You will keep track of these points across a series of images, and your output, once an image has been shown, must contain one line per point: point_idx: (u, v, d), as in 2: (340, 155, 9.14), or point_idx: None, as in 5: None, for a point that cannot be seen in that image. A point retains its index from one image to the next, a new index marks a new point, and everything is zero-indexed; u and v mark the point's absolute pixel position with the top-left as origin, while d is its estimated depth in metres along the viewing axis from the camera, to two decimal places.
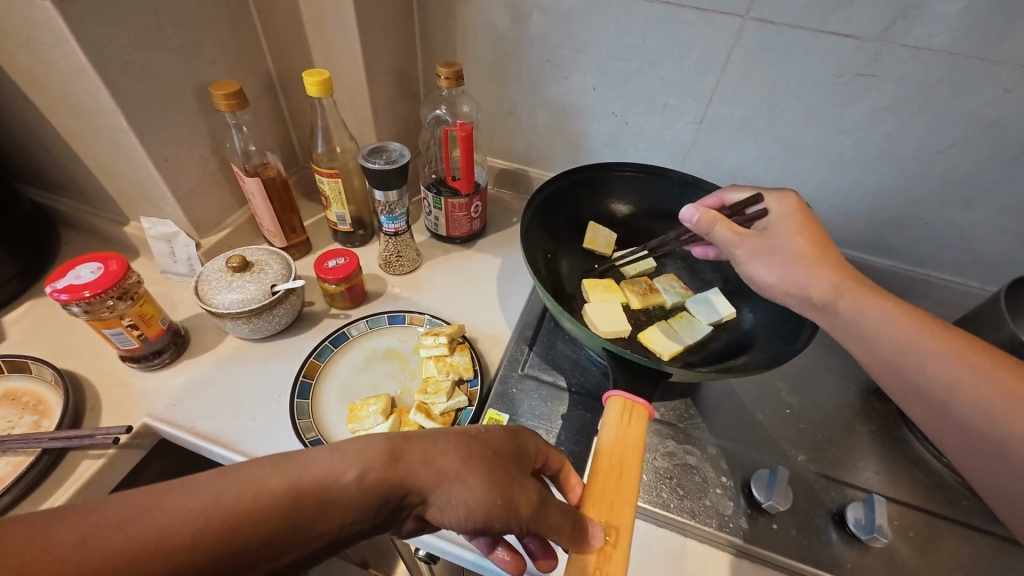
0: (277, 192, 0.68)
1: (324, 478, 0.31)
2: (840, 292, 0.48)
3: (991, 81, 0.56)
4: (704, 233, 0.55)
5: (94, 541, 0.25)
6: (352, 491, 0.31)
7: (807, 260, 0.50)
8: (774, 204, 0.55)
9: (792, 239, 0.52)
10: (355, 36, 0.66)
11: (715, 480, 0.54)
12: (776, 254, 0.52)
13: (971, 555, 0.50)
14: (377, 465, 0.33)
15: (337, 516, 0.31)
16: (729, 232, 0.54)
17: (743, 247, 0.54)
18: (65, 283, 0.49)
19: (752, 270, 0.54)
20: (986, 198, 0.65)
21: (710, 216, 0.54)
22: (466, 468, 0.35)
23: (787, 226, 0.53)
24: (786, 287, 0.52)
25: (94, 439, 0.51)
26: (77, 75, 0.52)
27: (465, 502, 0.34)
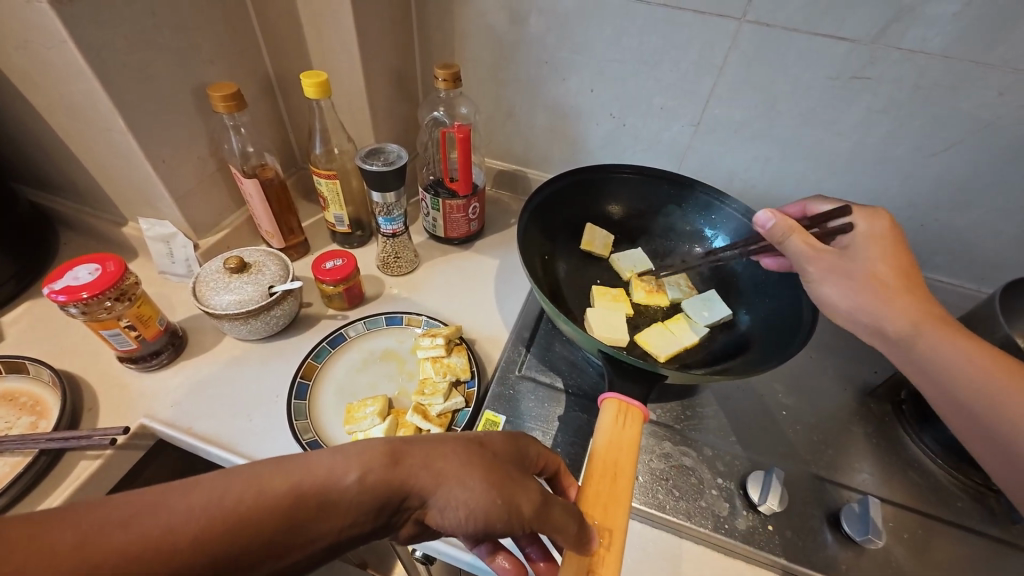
0: (275, 193, 0.68)
1: (324, 479, 0.31)
2: (921, 329, 0.46)
3: (985, 84, 0.56)
4: (777, 241, 0.52)
5: (99, 539, 0.25)
6: (353, 492, 0.32)
7: (889, 290, 0.48)
8: (862, 224, 0.53)
9: (875, 263, 0.49)
10: (352, 37, 0.66)
11: (710, 482, 0.54)
12: (855, 276, 0.49)
13: (965, 556, 0.50)
14: (377, 467, 0.33)
15: (337, 518, 0.31)
16: (807, 245, 0.51)
17: (820, 263, 0.50)
18: (63, 284, 0.49)
19: (823, 291, 0.51)
20: (981, 200, 0.65)
21: (789, 225, 0.51)
22: (467, 469, 0.35)
23: (871, 249, 0.51)
24: (858, 312, 0.49)
25: (91, 440, 0.51)
26: (74, 77, 0.52)
27: (464, 502, 0.34)
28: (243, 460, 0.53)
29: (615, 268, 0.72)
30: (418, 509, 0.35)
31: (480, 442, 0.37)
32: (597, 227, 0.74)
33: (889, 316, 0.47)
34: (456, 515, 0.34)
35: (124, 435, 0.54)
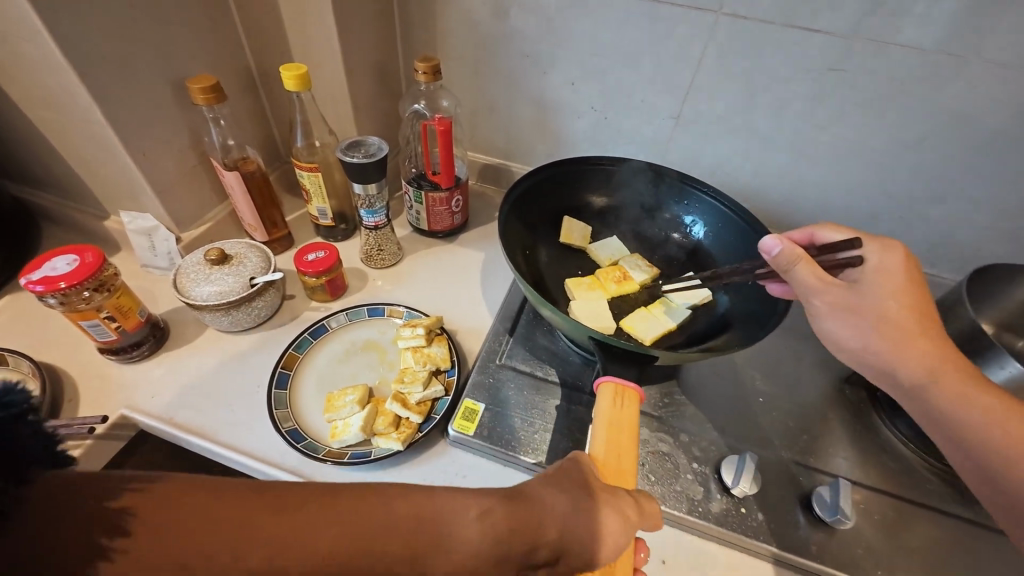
0: (257, 186, 0.69)
1: (446, 514, 0.32)
2: (938, 376, 0.46)
3: (954, 76, 0.57)
4: (783, 269, 0.50)
5: (254, 525, 0.27)
6: (475, 529, 0.32)
7: (897, 332, 0.47)
8: (872, 258, 0.50)
9: (888, 301, 0.48)
10: (334, 30, 0.66)
11: (686, 466, 0.55)
12: (864, 314, 0.48)
13: (934, 537, 0.52)
14: (496, 509, 0.34)
15: (464, 558, 0.31)
16: (811, 275, 0.49)
17: (824, 296, 0.49)
18: (40, 275, 0.49)
19: (825, 325, 0.50)
20: (953, 190, 0.66)
21: (794, 253, 0.49)
22: (576, 500, 0.36)
23: (886, 284, 0.48)
24: (868, 351, 0.48)
25: (71, 429, 0.51)
26: (52, 69, 0.52)
27: (584, 531, 0.35)
28: (224, 450, 0.54)
29: (595, 258, 0.72)
30: (547, 563, 0.34)
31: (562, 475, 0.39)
32: (577, 219, 0.74)
33: (902, 359, 0.47)
34: (584, 546, 0.35)
35: (103, 424, 0.54)
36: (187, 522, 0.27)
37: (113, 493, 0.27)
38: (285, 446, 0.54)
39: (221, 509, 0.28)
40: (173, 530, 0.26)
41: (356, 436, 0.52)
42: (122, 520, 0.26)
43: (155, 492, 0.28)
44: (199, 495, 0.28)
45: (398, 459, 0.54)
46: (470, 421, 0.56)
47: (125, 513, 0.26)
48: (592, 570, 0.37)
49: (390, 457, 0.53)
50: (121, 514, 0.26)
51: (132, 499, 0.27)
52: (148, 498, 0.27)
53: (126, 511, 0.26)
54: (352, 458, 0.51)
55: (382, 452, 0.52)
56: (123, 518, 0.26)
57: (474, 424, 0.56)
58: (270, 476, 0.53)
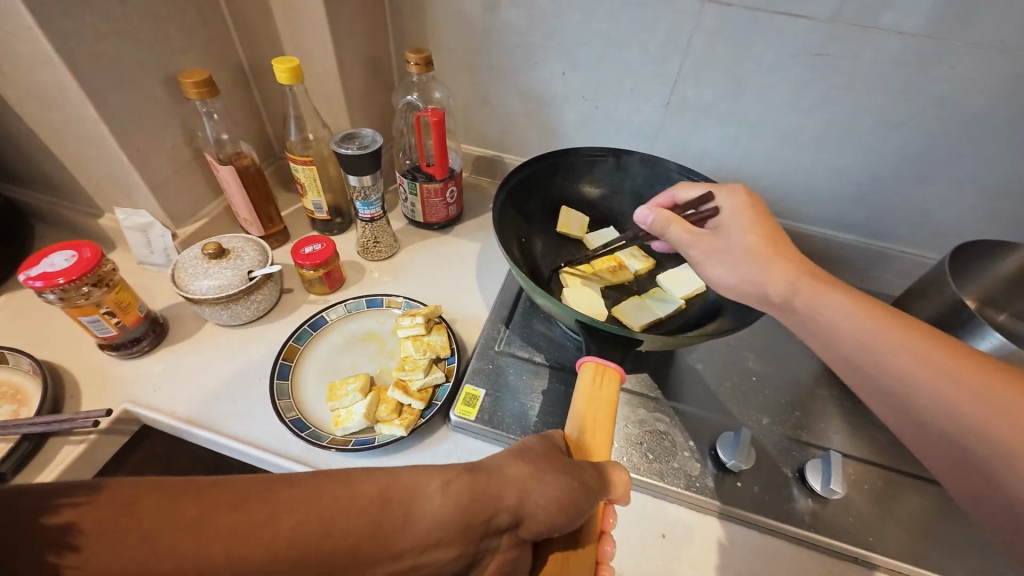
0: (252, 181, 0.69)
1: (409, 489, 0.36)
2: (796, 287, 0.47)
3: (935, 58, 0.59)
4: (659, 233, 0.54)
5: (211, 518, 0.29)
6: (438, 500, 0.36)
7: (760, 259, 0.49)
8: (724, 202, 0.54)
9: (745, 237, 0.50)
10: (325, 23, 0.66)
11: (683, 444, 0.56)
12: (730, 251, 0.50)
13: (921, 504, 0.54)
14: (457, 480, 0.37)
15: (424, 527, 0.34)
16: (684, 233, 0.53)
17: (697, 246, 0.52)
18: (38, 271, 0.49)
19: (708, 271, 0.52)
20: (935, 171, 0.68)
21: (665, 216, 0.53)
22: (538, 470, 0.39)
23: (739, 223, 0.52)
24: (744, 287, 0.50)
25: (74, 423, 0.51)
26: (43, 65, 0.52)
27: (545, 501, 0.38)
28: (228, 441, 0.54)
29: (589, 248, 0.73)
30: (509, 526, 0.37)
31: (525, 448, 0.42)
32: (572, 209, 0.75)
33: (856, 305, 0.45)
34: (546, 516, 0.37)
35: (107, 418, 0.54)
36: (139, 523, 0.28)
37: (51, 508, 0.27)
38: (288, 435, 0.55)
39: (174, 507, 0.29)
40: (128, 532, 0.27)
41: (359, 423, 0.53)
42: (68, 536, 0.26)
43: (100, 500, 0.28)
44: (144, 495, 0.29)
45: (401, 444, 0.55)
46: (471, 406, 0.57)
47: (70, 529, 0.26)
48: (558, 535, 0.39)
49: (394, 444, 0.54)
50: (65, 531, 0.26)
51: (74, 512, 0.27)
52: (92, 508, 0.27)
53: (70, 527, 0.26)
54: (356, 445, 0.52)
55: (385, 438, 0.53)
56: (70, 534, 0.26)
57: (475, 409, 0.57)
58: (275, 465, 0.53)
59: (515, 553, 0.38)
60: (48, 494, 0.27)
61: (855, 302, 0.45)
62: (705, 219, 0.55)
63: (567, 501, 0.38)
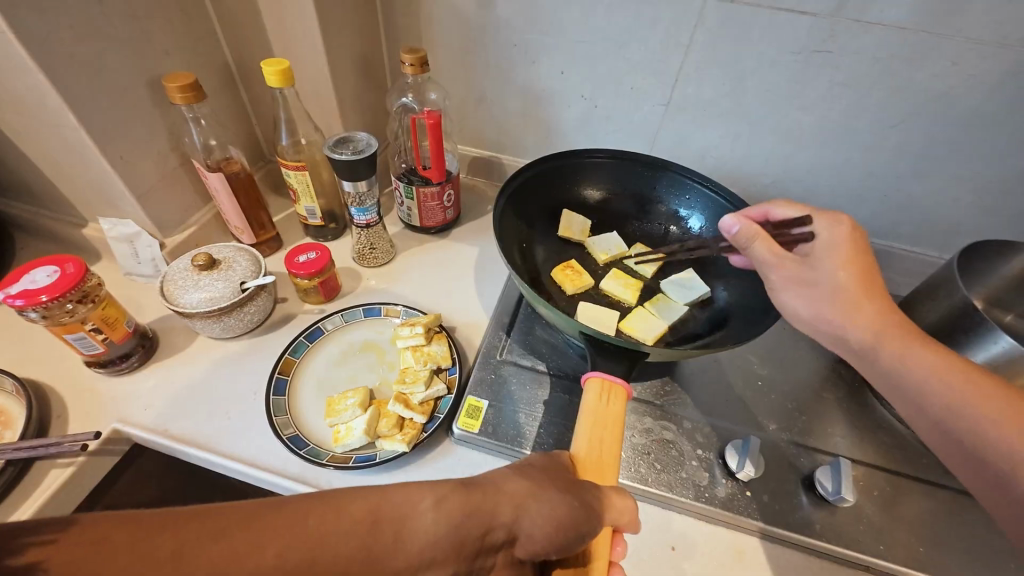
0: (242, 187, 0.66)
1: (401, 506, 0.33)
2: (881, 340, 0.47)
3: (940, 55, 0.58)
4: (743, 247, 0.51)
5: (191, 551, 0.26)
6: (430, 518, 0.33)
7: (844, 301, 0.47)
8: (823, 232, 0.51)
9: (837, 273, 0.48)
10: (315, 23, 0.64)
11: (691, 453, 0.55)
12: (818, 285, 0.48)
13: (930, 509, 0.53)
14: (451, 496, 0.35)
15: (418, 546, 0.32)
16: (770, 253, 0.50)
17: (780, 271, 0.50)
18: (20, 288, 0.47)
19: (785, 298, 0.50)
20: (939, 169, 0.67)
21: (753, 232, 0.50)
22: (536, 487, 0.38)
23: (834, 256, 0.49)
24: (818, 322, 0.49)
25: (61, 447, 0.50)
26: (18, 71, 0.49)
27: (543, 520, 0.36)
28: (222, 459, 0.52)
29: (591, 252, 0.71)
30: (504, 544, 0.36)
31: (525, 465, 0.41)
32: (573, 212, 0.74)
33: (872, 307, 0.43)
34: (544, 536, 0.36)
35: (96, 440, 0.52)
36: (114, 562, 0.25)
37: (16, 548, 0.24)
38: (286, 453, 0.53)
39: (149, 542, 0.26)
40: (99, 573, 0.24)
41: (360, 440, 0.52)
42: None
43: (70, 539, 0.25)
44: (116, 532, 0.26)
45: (403, 459, 0.54)
46: (474, 419, 0.55)
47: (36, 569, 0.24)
48: (558, 555, 0.37)
49: (395, 460, 0.52)
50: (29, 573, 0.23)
51: (43, 550, 0.24)
52: (61, 547, 0.25)
53: (35, 567, 0.24)
54: (356, 462, 0.51)
55: (387, 454, 0.52)
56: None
57: (479, 421, 0.55)
58: (272, 483, 0.52)
59: (511, 570, 0.37)
60: (15, 532, 0.24)
61: (940, 361, 0.45)
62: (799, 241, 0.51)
63: (565, 520, 0.36)
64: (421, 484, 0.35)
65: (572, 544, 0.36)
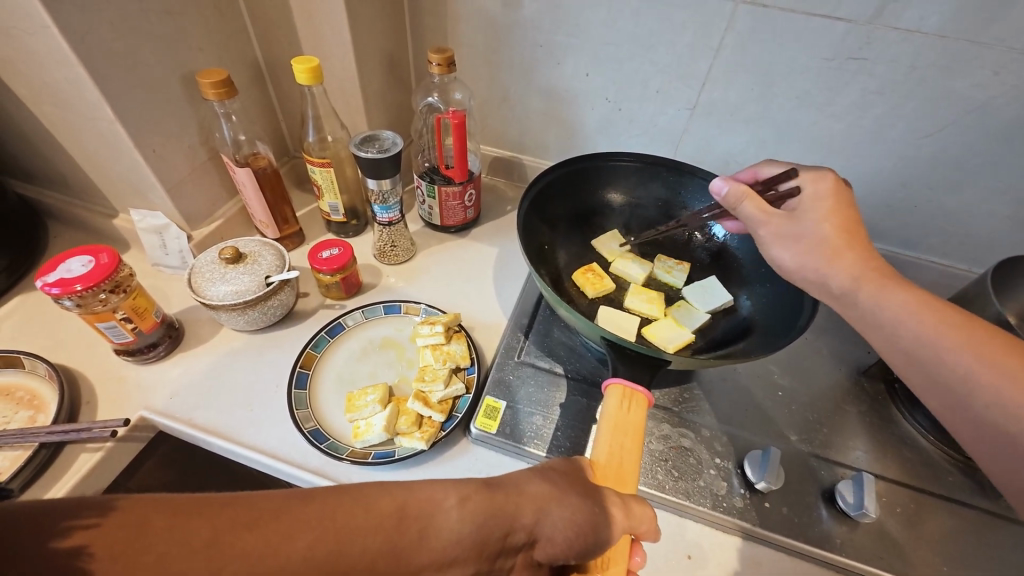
0: (268, 182, 0.67)
1: (425, 503, 0.33)
2: (859, 283, 0.47)
3: (980, 64, 0.56)
4: (731, 207, 0.52)
5: (223, 540, 0.27)
6: (455, 516, 0.34)
7: (829, 250, 0.48)
8: (811, 186, 0.51)
9: (820, 225, 0.48)
10: (344, 22, 0.65)
11: (710, 462, 0.55)
12: (802, 237, 0.49)
13: (954, 528, 0.52)
14: (475, 496, 0.35)
15: (442, 542, 0.32)
16: (758, 210, 0.51)
17: (768, 227, 0.51)
18: (56, 278, 0.48)
19: (772, 252, 0.52)
20: (973, 180, 0.65)
21: (740, 192, 0.51)
22: (557, 490, 0.38)
23: (819, 209, 0.49)
24: (804, 271, 0.50)
25: (91, 432, 0.51)
26: (60, 64, 0.51)
27: (564, 525, 0.36)
28: (244, 451, 0.53)
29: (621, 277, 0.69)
30: (523, 546, 0.36)
31: (545, 467, 0.41)
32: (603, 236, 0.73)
33: None
34: (563, 541, 0.36)
35: (124, 427, 0.54)
36: (150, 551, 0.25)
37: (61, 531, 0.25)
38: (307, 446, 0.54)
39: (185, 529, 0.27)
40: (137, 560, 0.25)
41: (379, 436, 0.52)
42: (79, 561, 0.24)
43: (110, 523, 0.26)
44: (154, 517, 0.27)
45: (421, 457, 0.54)
46: (492, 419, 0.56)
47: (82, 553, 0.24)
48: (575, 560, 0.37)
49: (414, 457, 0.53)
50: (75, 556, 0.24)
51: (87, 535, 0.25)
52: (104, 532, 0.25)
53: (81, 551, 0.24)
54: (376, 458, 0.51)
55: (405, 451, 0.52)
56: (82, 560, 0.24)
57: (496, 422, 0.56)
58: (293, 475, 0.52)
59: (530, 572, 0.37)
60: (61, 515, 0.25)
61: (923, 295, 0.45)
62: (784, 199, 0.52)
63: (585, 526, 0.36)
64: (441, 479, 0.35)
65: (592, 551, 0.36)
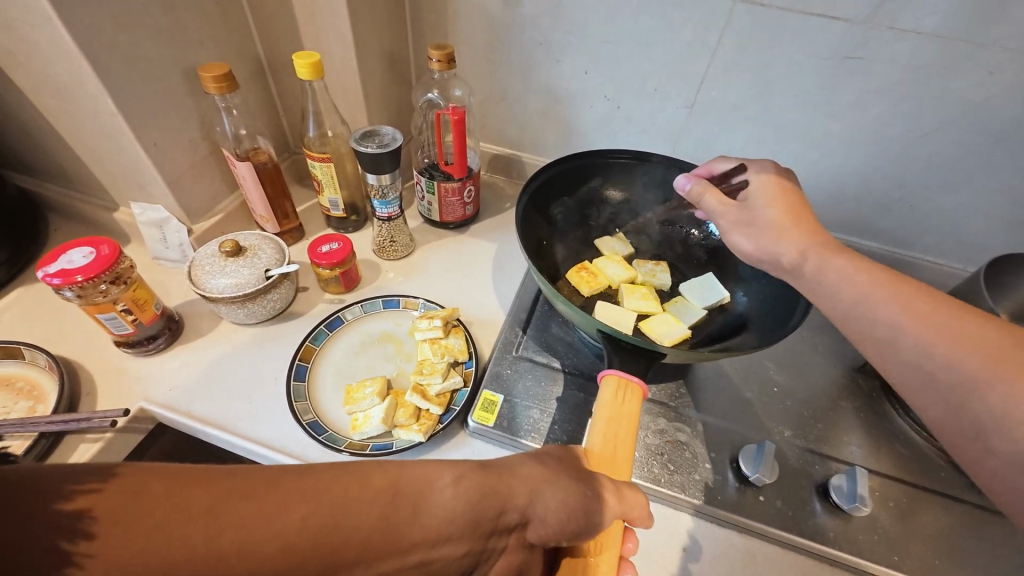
0: (269, 176, 0.68)
1: (419, 481, 0.34)
2: (806, 254, 0.47)
3: (975, 65, 0.57)
4: (695, 201, 0.54)
5: (222, 509, 0.27)
6: (450, 494, 0.34)
7: (779, 228, 0.48)
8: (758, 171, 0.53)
9: (768, 208, 0.49)
10: (345, 18, 0.65)
11: (705, 456, 0.55)
12: (756, 221, 0.50)
13: (946, 522, 0.52)
14: (470, 475, 0.36)
15: (435, 521, 0.33)
16: (716, 200, 0.52)
17: (725, 215, 0.51)
18: (57, 268, 0.49)
19: (735, 241, 0.51)
20: (968, 180, 0.66)
21: (700, 184, 0.53)
22: (549, 474, 0.38)
23: (765, 194, 0.51)
24: (763, 254, 0.49)
25: (91, 423, 0.50)
26: (63, 57, 0.51)
27: (556, 506, 0.37)
28: (242, 442, 0.54)
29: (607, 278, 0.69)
30: (515, 526, 0.36)
31: (539, 453, 0.41)
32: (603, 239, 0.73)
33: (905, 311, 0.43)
34: (557, 522, 0.37)
35: (124, 418, 0.54)
36: (148, 518, 0.25)
37: (65, 494, 0.24)
38: (305, 438, 0.54)
39: (185, 497, 0.27)
40: (137, 526, 0.25)
41: (377, 428, 0.52)
42: (82, 523, 0.24)
43: (111, 488, 0.26)
44: (153, 485, 0.27)
45: (418, 449, 0.54)
46: (489, 412, 0.56)
47: (83, 517, 0.24)
48: (567, 543, 0.38)
49: (411, 449, 0.53)
50: (78, 519, 0.24)
51: (88, 499, 0.25)
52: (105, 496, 0.25)
53: (85, 514, 0.24)
54: (373, 450, 0.51)
55: (403, 443, 0.52)
56: (84, 523, 0.24)
57: (494, 415, 0.56)
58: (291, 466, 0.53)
59: (521, 553, 0.37)
60: (65, 479, 0.25)
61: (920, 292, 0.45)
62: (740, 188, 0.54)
63: (577, 507, 0.37)
64: (438, 461, 0.36)
65: (583, 533, 0.37)
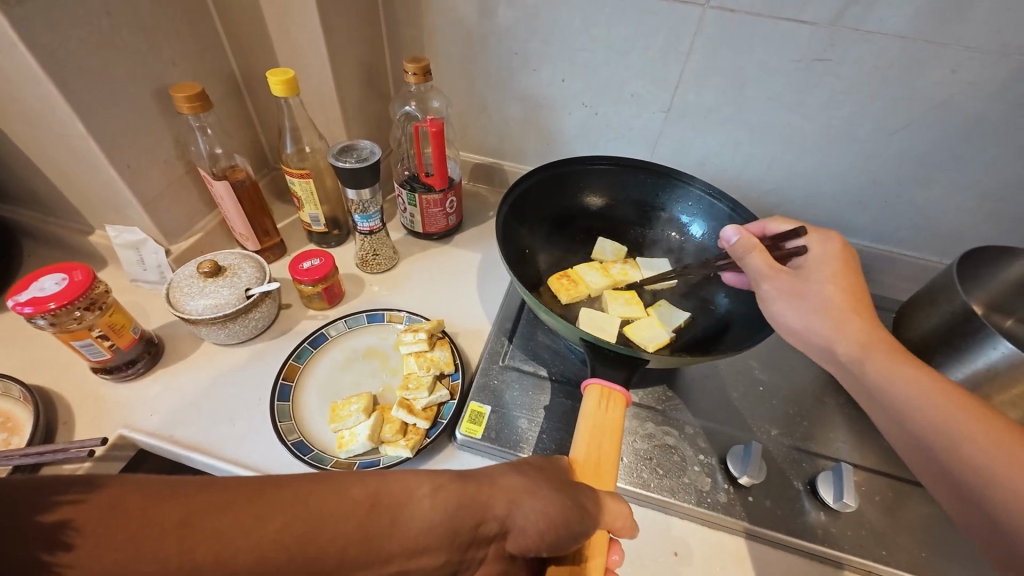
0: (246, 194, 0.67)
1: (399, 494, 0.33)
2: (867, 351, 0.45)
3: (937, 64, 0.58)
4: (738, 258, 0.52)
5: (198, 521, 0.27)
6: (427, 505, 0.34)
7: (834, 314, 0.46)
8: (816, 246, 0.52)
9: (825, 287, 0.48)
10: (319, 34, 0.65)
11: (693, 458, 0.55)
12: (809, 296, 0.48)
13: (931, 514, 0.53)
14: (448, 485, 0.35)
15: (414, 533, 0.32)
16: (765, 264, 0.50)
17: (773, 282, 0.49)
18: (28, 296, 0.48)
19: (775, 309, 0.49)
20: (938, 175, 0.68)
21: (749, 242, 0.51)
22: (532, 484, 0.38)
23: (825, 271, 0.49)
24: (809, 334, 0.47)
25: (69, 453, 0.49)
26: (29, 81, 0.50)
27: (536, 517, 0.36)
28: (226, 465, 0.53)
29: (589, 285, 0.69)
30: (495, 537, 0.36)
31: (523, 464, 0.41)
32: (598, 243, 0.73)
33: None
34: (536, 532, 0.36)
35: (103, 446, 0.53)
36: (124, 530, 0.26)
37: (50, 505, 0.25)
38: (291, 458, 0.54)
39: (161, 509, 0.27)
40: (114, 537, 0.25)
41: (363, 445, 0.52)
42: (63, 535, 0.25)
43: (91, 504, 0.26)
44: (130, 496, 0.27)
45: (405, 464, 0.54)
46: (477, 424, 0.56)
47: (65, 527, 0.25)
48: (547, 552, 0.37)
49: (398, 465, 0.52)
50: (59, 530, 0.25)
51: (70, 510, 0.25)
52: (86, 508, 0.26)
53: (66, 525, 0.25)
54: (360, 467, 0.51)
55: (390, 459, 0.52)
56: (65, 534, 0.25)
57: (481, 426, 0.56)
58: None
59: (500, 564, 0.37)
60: (50, 491, 0.26)
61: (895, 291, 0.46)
62: (791, 256, 0.52)
63: (559, 519, 0.36)
64: (420, 474, 0.36)
65: (564, 542, 0.36)
